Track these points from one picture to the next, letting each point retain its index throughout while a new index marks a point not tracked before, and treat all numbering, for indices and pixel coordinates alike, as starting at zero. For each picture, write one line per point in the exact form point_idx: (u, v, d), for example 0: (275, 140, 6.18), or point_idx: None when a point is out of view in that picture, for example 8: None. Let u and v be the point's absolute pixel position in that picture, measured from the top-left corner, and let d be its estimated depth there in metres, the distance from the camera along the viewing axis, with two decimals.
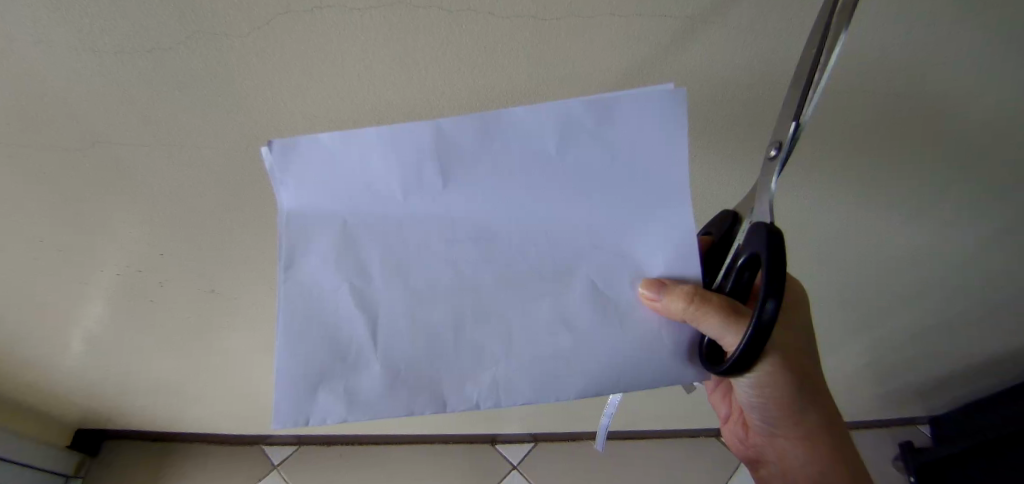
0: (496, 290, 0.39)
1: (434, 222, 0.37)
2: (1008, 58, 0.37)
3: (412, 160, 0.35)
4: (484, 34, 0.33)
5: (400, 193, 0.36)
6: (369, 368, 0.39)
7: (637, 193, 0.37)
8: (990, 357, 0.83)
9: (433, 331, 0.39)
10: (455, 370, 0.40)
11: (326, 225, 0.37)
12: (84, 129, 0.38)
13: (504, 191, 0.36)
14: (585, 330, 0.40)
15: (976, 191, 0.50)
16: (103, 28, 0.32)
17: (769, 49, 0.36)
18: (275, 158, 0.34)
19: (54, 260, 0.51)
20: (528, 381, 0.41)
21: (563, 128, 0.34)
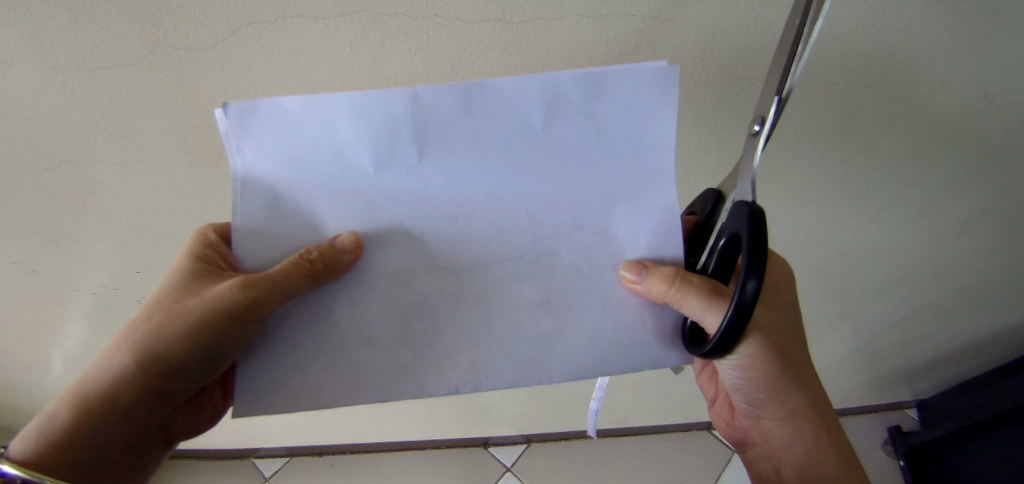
0: (473, 269, 0.38)
1: (408, 196, 0.37)
2: (970, 47, 0.38)
3: (388, 132, 0.35)
4: (449, 39, 0.33)
5: (370, 165, 0.36)
6: (340, 349, 0.38)
7: (619, 171, 0.37)
8: (972, 342, 0.84)
9: (409, 307, 0.39)
10: (430, 352, 0.39)
11: (291, 193, 0.36)
12: (51, 146, 0.37)
13: (482, 167, 0.36)
14: (566, 311, 0.40)
15: (958, 181, 0.49)
16: (65, 44, 0.32)
17: (744, 44, 0.36)
18: (233, 121, 0.33)
19: (26, 281, 0.50)
20: (509, 365, 0.39)
21: (548, 104, 0.35)
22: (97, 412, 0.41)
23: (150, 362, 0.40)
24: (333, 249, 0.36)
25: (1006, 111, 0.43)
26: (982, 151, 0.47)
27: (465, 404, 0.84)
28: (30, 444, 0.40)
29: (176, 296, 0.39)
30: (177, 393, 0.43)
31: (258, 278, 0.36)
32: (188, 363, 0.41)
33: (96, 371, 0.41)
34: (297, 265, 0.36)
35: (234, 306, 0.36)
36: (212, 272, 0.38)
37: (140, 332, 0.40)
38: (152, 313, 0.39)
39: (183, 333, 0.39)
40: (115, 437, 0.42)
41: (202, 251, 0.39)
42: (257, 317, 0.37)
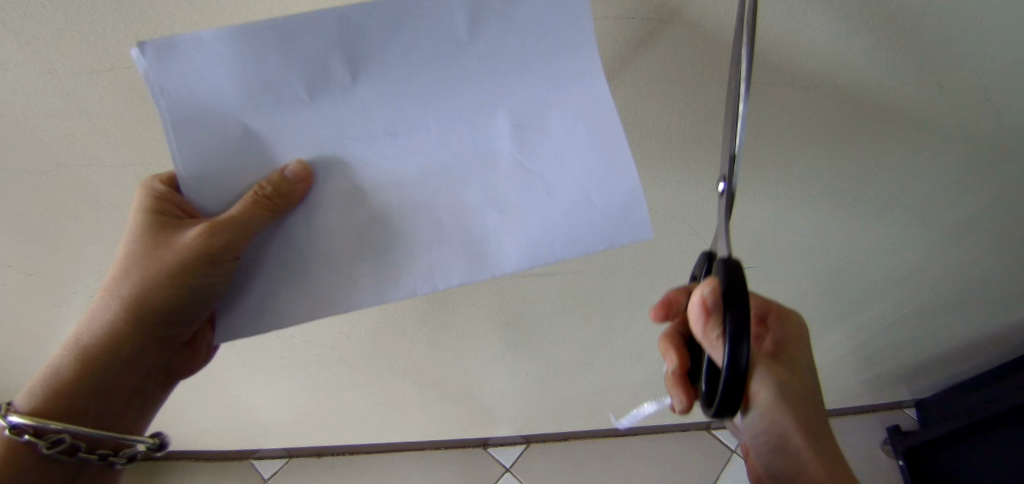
0: (420, 181, 0.36)
1: (347, 121, 0.34)
2: (981, 56, 0.37)
3: (315, 57, 0.31)
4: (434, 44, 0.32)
5: (303, 91, 0.32)
6: (300, 269, 0.37)
7: (557, 81, 0.34)
8: (972, 342, 0.83)
9: (361, 225, 0.37)
10: (387, 263, 0.37)
11: (218, 126, 0.33)
12: (47, 149, 0.37)
13: (412, 73, 0.33)
14: (519, 216, 0.36)
15: (960, 182, 0.49)
16: (61, 47, 0.32)
17: (747, 52, 0.35)
18: (151, 63, 0.30)
19: (22, 283, 0.50)
20: (463, 261, 0.37)
21: (474, 9, 0.31)
22: (91, 368, 0.40)
23: (136, 312, 0.40)
24: (285, 179, 0.34)
25: (1011, 119, 0.42)
26: (984, 155, 0.46)
27: (463, 404, 0.84)
28: (34, 397, 0.40)
29: (144, 249, 0.37)
30: (171, 340, 0.43)
31: (223, 222, 0.34)
32: (174, 309, 0.40)
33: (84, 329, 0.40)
34: (256, 202, 0.34)
35: (206, 249, 0.35)
36: (172, 220, 0.37)
37: (120, 285, 0.39)
38: (127, 266, 0.38)
39: (163, 282, 0.38)
40: (115, 391, 0.42)
41: (156, 201, 0.36)
42: (231, 255, 0.36)
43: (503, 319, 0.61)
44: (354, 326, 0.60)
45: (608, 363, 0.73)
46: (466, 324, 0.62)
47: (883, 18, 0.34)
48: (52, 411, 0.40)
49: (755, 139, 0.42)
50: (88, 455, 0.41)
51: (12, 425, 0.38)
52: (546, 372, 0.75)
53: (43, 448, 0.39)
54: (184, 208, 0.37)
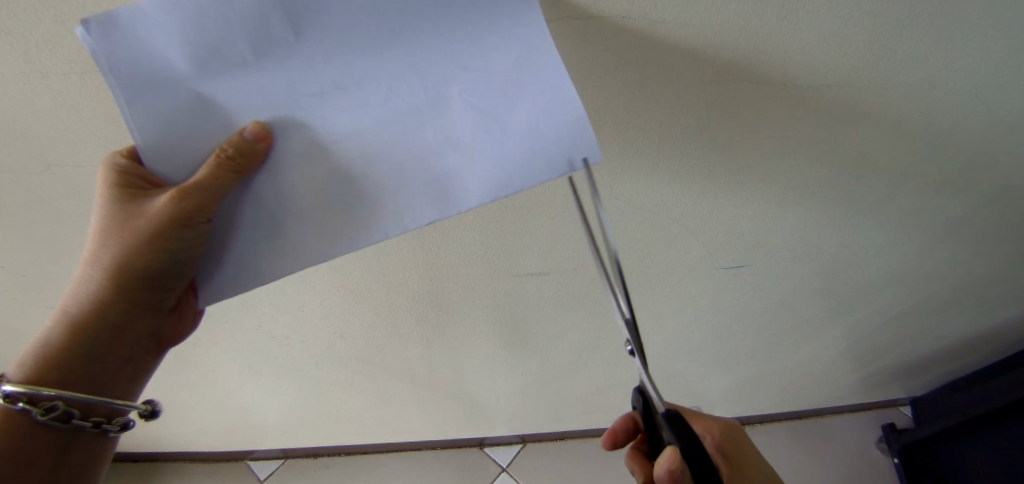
0: (378, 131, 0.35)
1: (297, 76, 0.33)
2: (973, 58, 0.37)
3: (252, 9, 0.31)
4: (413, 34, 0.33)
5: (246, 49, 0.32)
6: (273, 223, 0.36)
7: (496, 24, 0.33)
8: (966, 341, 0.84)
9: (323, 175, 0.35)
10: (353, 215, 0.36)
11: (172, 94, 0.32)
12: (37, 150, 0.37)
13: (350, 24, 0.32)
14: (478, 155, 0.34)
15: (952, 183, 0.49)
16: (50, 47, 0.32)
17: (738, 51, 0.35)
18: (96, 38, 0.30)
19: (15, 284, 0.50)
20: (429, 201, 0.35)
21: None
22: (73, 346, 0.39)
23: (113, 287, 0.38)
24: (248, 140, 0.34)
25: (1005, 121, 0.42)
26: (978, 156, 0.46)
27: (459, 404, 0.84)
28: (24, 368, 0.39)
29: (116, 221, 0.36)
30: (154, 317, 0.42)
31: (192, 186, 0.34)
32: (153, 283, 0.39)
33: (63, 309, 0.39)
34: (222, 163, 0.33)
35: (178, 215, 0.35)
36: (140, 191, 0.36)
37: (95, 261, 0.38)
38: (99, 241, 0.37)
39: (138, 254, 0.37)
40: (99, 369, 0.41)
41: (120, 175, 0.35)
42: (201, 217, 0.35)
43: (498, 319, 0.61)
44: (349, 326, 0.60)
45: (604, 363, 0.74)
46: (460, 325, 0.62)
47: (872, 15, 0.34)
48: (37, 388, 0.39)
49: (747, 139, 0.42)
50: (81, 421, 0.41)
51: (4, 394, 0.38)
52: (542, 372, 0.75)
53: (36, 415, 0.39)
54: (150, 179, 0.36)
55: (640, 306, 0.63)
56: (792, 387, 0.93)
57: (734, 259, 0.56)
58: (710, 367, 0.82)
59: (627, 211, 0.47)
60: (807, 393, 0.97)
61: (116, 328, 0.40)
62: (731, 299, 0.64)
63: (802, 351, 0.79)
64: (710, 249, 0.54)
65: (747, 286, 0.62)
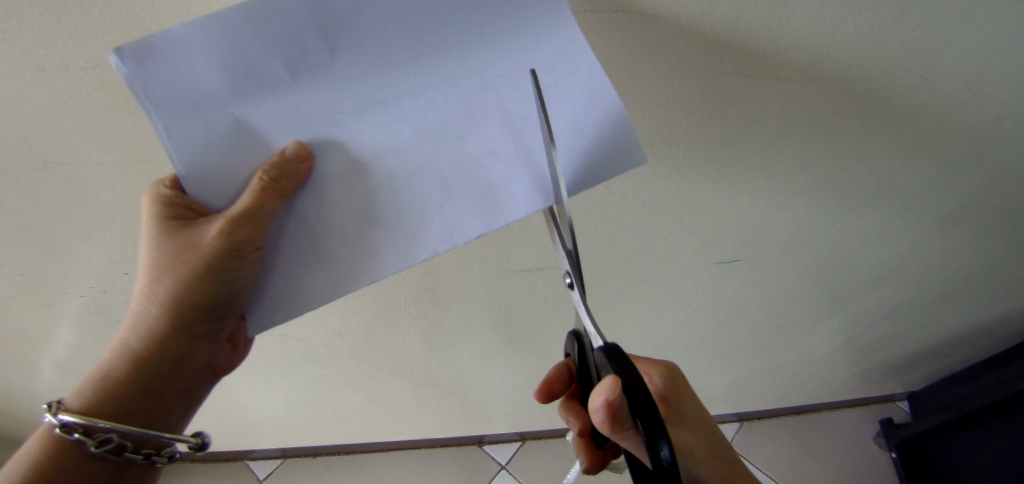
0: (418, 147, 0.36)
1: (335, 99, 0.33)
2: (963, 50, 0.37)
3: (288, 34, 0.31)
4: (434, 45, 0.33)
5: (284, 75, 0.32)
6: (321, 240, 0.38)
7: (529, 39, 0.34)
8: (962, 335, 0.84)
9: (370, 194, 0.37)
10: (401, 225, 0.38)
11: (210, 118, 0.32)
12: (34, 146, 0.37)
13: (388, 44, 0.32)
14: (518, 167, 0.37)
15: (944, 175, 0.49)
16: (47, 44, 0.32)
17: (730, 44, 0.36)
18: (133, 69, 0.30)
19: (13, 285, 0.50)
20: (476, 212, 0.38)
21: None
22: (135, 371, 0.41)
23: (170, 312, 0.40)
24: (289, 163, 0.34)
25: (996, 112, 0.42)
26: (971, 148, 0.46)
27: (457, 401, 0.84)
28: (87, 397, 0.41)
29: (171, 256, 0.38)
30: (213, 336, 0.43)
31: (239, 211, 0.35)
32: (210, 306, 0.41)
33: (124, 339, 0.41)
34: (265, 187, 0.34)
35: (229, 239, 0.36)
36: (188, 220, 0.37)
37: (150, 287, 0.40)
38: (152, 268, 0.39)
39: (196, 280, 0.39)
40: (163, 389, 0.43)
41: (167, 204, 0.37)
42: (252, 245, 0.37)
43: (495, 315, 0.62)
44: (346, 323, 0.60)
45: None
46: (457, 321, 0.62)
47: (864, 9, 0.34)
48: (102, 411, 0.40)
49: (741, 133, 0.42)
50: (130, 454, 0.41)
51: (63, 424, 0.39)
52: (539, 368, 0.76)
53: (91, 446, 0.40)
54: (195, 206, 0.37)
55: (637, 301, 0.64)
56: (788, 382, 0.93)
57: (729, 252, 0.56)
58: (707, 363, 0.82)
59: (623, 206, 0.48)
60: (804, 388, 0.97)
61: (177, 350, 0.42)
62: (727, 293, 0.64)
63: (798, 344, 0.80)
64: (705, 244, 0.54)
65: (743, 281, 0.62)
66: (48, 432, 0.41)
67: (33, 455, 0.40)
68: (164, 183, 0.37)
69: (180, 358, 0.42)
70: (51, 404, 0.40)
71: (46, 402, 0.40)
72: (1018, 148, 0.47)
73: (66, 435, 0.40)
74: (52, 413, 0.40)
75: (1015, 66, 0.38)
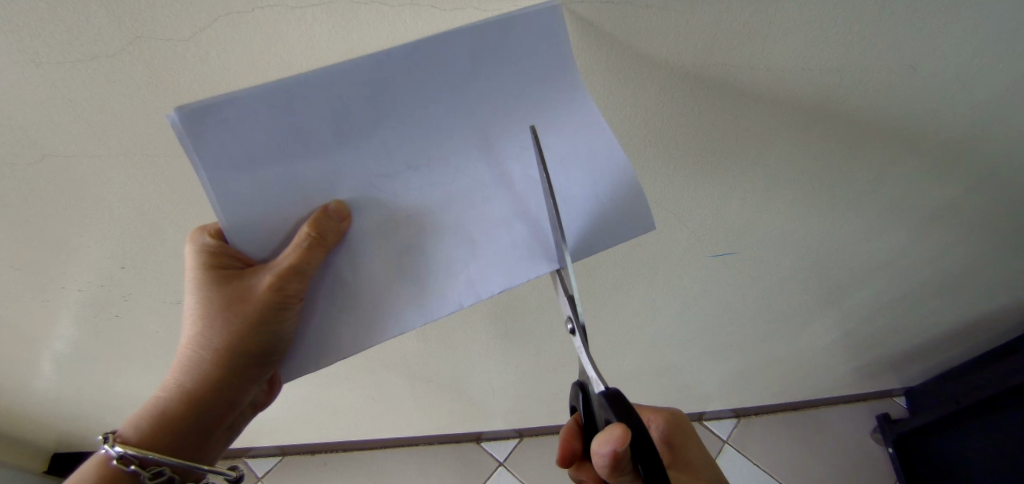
0: (448, 209, 0.38)
1: (372, 164, 0.35)
2: (948, 44, 0.37)
3: (333, 107, 0.32)
4: (467, 111, 0.34)
5: (326, 142, 0.33)
6: (349, 296, 0.40)
7: (557, 112, 0.36)
8: (957, 329, 0.84)
9: (401, 253, 0.39)
10: (430, 280, 0.41)
11: (258, 179, 0.33)
12: (30, 139, 0.37)
13: (429, 117, 0.34)
14: (542, 229, 0.40)
15: (934, 170, 0.50)
16: (43, 36, 0.32)
17: (718, 37, 0.35)
18: (187, 128, 0.30)
19: (12, 280, 0.50)
20: (499, 270, 0.41)
21: (474, 55, 0.32)
22: (185, 410, 0.43)
23: (219, 357, 0.42)
24: (332, 221, 0.36)
25: (984, 106, 0.43)
26: (964, 139, 0.46)
27: (455, 397, 0.85)
28: (141, 431, 0.43)
29: (218, 306, 0.40)
30: (259, 379, 0.45)
31: (285, 266, 0.37)
32: (256, 351, 0.42)
33: (173, 381, 0.43)
34: (309, 246, 0.36)
35: (277, 291, 0.38)
36: (233, 270, 0.39)
37: (198, 334, 0.42)
38: (202, 315, 0.41)
39: (244, 327, 0.41)
40: (211, 426, 0.45)
41: (214, 255, 0.39)
42: (295, 298, 0.39)
43: (492, 311, 0.62)
44: None
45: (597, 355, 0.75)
46: (454, 317, 0.62)
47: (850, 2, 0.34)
48: (155, 443, 0.43)
49: (730, 126, 0.42)
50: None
51: (119, 455, 0.42)
52: (536, 363, 0.76)
53: (145, 478, 0.42)
54: (240, 257, 0.39)
55: (633, 297, 0.64)
56: (785, 378, 0.93)
57: (724, 247, 0.56)
58: (704, 359, 0.83)
59: None
60: (801, 384, 0.97)
61: (225, 390, 0.44)
62: (722, 288, 0.64)
63: (794, 339, 0.80)
64: (700, 239, 0.55)
65: (738, 276, 0.62)
66: (101, 462, 0.43)
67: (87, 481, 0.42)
68: (208, 233, 0.39)
69: (228, 398, 0.44)
70: (108, 436, 0.42)
71: (103, 433, 0.42)
72: (1012, 139, 0.47)
73: (123, 465, 0.42)
74: (110, 444, 0.42)
75: (1002, 59, 0.39)
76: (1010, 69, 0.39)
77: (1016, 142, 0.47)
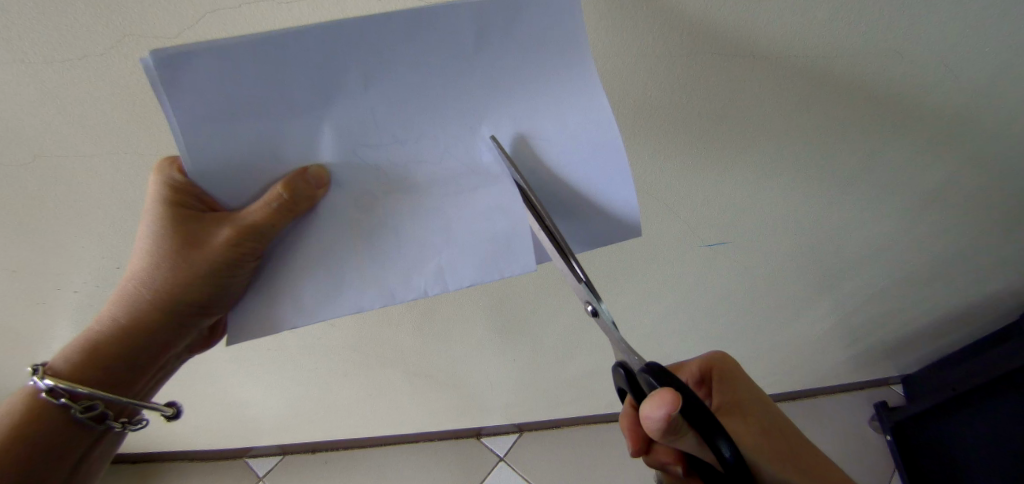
0: (429, 186, 0.38)
1: (356, 128, 0.34)
2: (930, 30, 0.38)
3: (325, 68, 0.31)
4: (460, 85, 0.34)
5: (312, 104, 0.33)
6: (310, 276, 0.38)
7: (553, 91, 0.36)
8: (951, 316, 0.85)
9: (373, 231, 0.38)
10: (398, 263, 0.38)
11: (234, 132, 0.32)
12: (24, 141, 0.38)
13: (423, 87, 0.33)
14: (522, 214, 0.38)
15: (921, 158, 0.50)
16: (31, 34, 0.32)
17: (700, 26, 0.36)
18: (161, 71, 0.29)
19: (9, 281, 0.50)
20: (472, 261, 0.39)
21: (478, 29, 0.32)
22: (114, 346, 0.41)
23: (160, 299, 0.40)
24: (308, 185, 0.35)
25: (968, 92, 0.43)
26: (954, 122, 0.46)
27: (454, 392, 0.85)
28: (71, 361, 0.41)
29: (169, 247, 0.37)
30: (196, 328, 0.43)
31: (251, 223, 0.35)
32: (197, 301, 0.40)
33: (110, 315, 0.41)
34: (280, 208, 0.34)
35: (233, 247, 0.36)
36: (193, 213, 0.37)
37: (143, 270, 0.39)
38: (151, 251, 0.38)
39: (190, 274, 0.38)
40: (139, 367, 0.43)
41: (177, 191, 0.36)
42: (252, 257, 0.37)
43: (487, 304, 0.62)
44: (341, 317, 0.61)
45: (593, 347, 0.75)
46: (451, 311, 0.63)
47: None
48: (84, 377, 0.41)
49: (719, 113, 0.42)
50: (112, 422, 0.44)
51: (48, 389, 0.41)
52: (533, 356, 0.76)
53: (76, 412, 0.42)
54: (206, 201, 0.36)
55: (629, 287, 0.64)
56: (782, 367, 0.94)
57: (717, 236, 0.57)
58: (702, 349, 0.83)
59: None
60: (798, 373, 0.98)
61: (158, 334, 0.42)
62: (717, 278, 0.65)
63: (791, 327, 0.80)
64: (693, 229, 0.55)
65: (732, 265, 0.63)
66: (30, 395, 0.42)
67: (17, 415, 0.41)
68: (177, 167, 0.36)
69: (160, 343, 0.42)
70: (38, 367, 0.41)
71: (32, 364, 0.41)
72: (1005, 121, 0.47)
73: (53, 399, 0.41)
74: (39, 377, 0.41)
75: (983, 44, 0.39)
76: (997, 50, 0.40)
77: (1009, 124, 0.47)
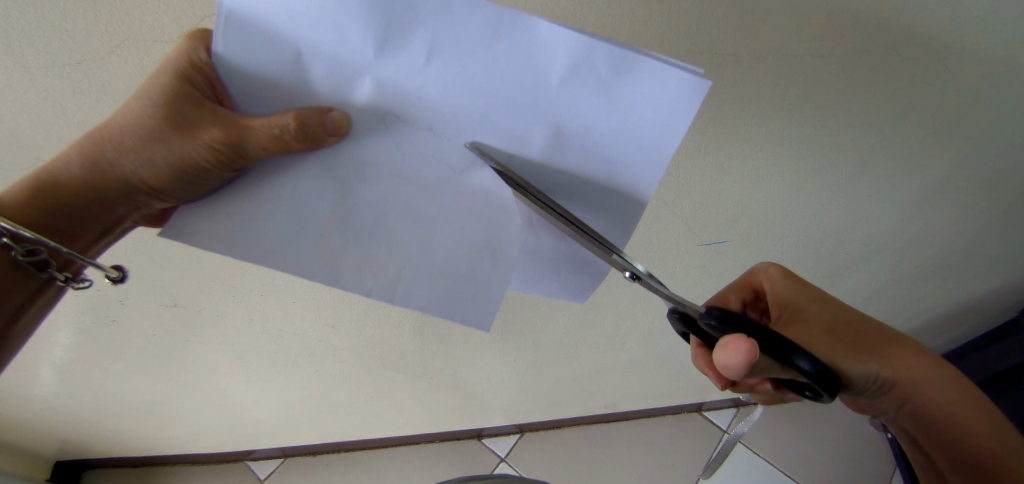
0: (433, 188, 0.34)
1: (394, 91, 0.31)
2: (922, 30, 0.38)
3: (402, 24, 0.28)
4: (519, 102, 0.31)
5: (360, 52, 0.29)
6: (261, 234, 0.33)
7: (611, 141, 0.32)
8: (948, 313, 0.85)
9: (353, 210, 0.33)
10: (365, 255, 0.34)
11: (271, 47, 0.29)
12: (22, 145, 0.38)
13: (489, 87, 0.30)
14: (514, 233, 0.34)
15: (917, 156, 0.50)
16: (30, 39, 0.32)
17: (699, 26, 0.36)
18: None
19: None
20: (432, 283, 0.34)
21: (574, 63, 0.29)
22: (59, 192, 0.37)
23: (124, 165, 0.35)
24: (322, 127, 0.32)
25: (960, 93, 0.43)
26: (952, 121, 0.46)
27: (455, 392, 0.85)
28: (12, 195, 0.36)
29: (158, 120, 0.33)
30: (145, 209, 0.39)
31: (246, 137, 0.32)
32: (153, 184, 0.36)
33: (66, 163, 0.36)
34: (281, 136, 0.31)
35: (214, 148, 0.32)
36: (196, 94, 0.32)
37: (120, 127, 0.35)
38: (137, 110, 0.34)
39: (160, 152, 0.34)
40: (74, 231, 0.38)
41: (190, 64, 0.32)
42: (227, 168, 0.34)
43: None
44: (341, 318, 0.61)
45: (594, 345, 0.75)
46: None
47: None
48: (20, 213, 0.36)
49: (719, 110, 0.42)
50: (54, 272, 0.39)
51: None
52: (535, 357, 0.76)
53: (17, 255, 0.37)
54: (217, 90, 0.32)
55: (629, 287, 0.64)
56: None
57: (716, 234, 0.57)
58: None
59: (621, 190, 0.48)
60: None
61: (107, 201, 0.37)
62: (716, 275, 0.65)
63: None
64: (692, 227, 0.55)
65: (732, 262, 0.63)
66: None
67: None
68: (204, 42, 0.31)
69: (107, 212, 0.38)
70: None
71: None
72: (1002, 119, 0.47)
73: None
74: None
75: (972, 44, 0.39)
76: (993, 47, 0.40)
77: (1006, 123, 0.47)
